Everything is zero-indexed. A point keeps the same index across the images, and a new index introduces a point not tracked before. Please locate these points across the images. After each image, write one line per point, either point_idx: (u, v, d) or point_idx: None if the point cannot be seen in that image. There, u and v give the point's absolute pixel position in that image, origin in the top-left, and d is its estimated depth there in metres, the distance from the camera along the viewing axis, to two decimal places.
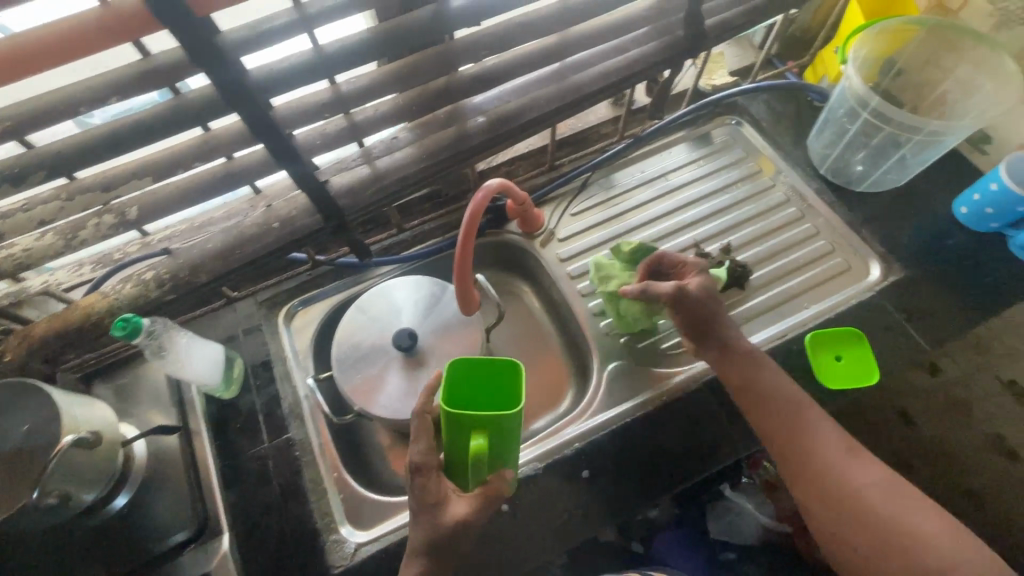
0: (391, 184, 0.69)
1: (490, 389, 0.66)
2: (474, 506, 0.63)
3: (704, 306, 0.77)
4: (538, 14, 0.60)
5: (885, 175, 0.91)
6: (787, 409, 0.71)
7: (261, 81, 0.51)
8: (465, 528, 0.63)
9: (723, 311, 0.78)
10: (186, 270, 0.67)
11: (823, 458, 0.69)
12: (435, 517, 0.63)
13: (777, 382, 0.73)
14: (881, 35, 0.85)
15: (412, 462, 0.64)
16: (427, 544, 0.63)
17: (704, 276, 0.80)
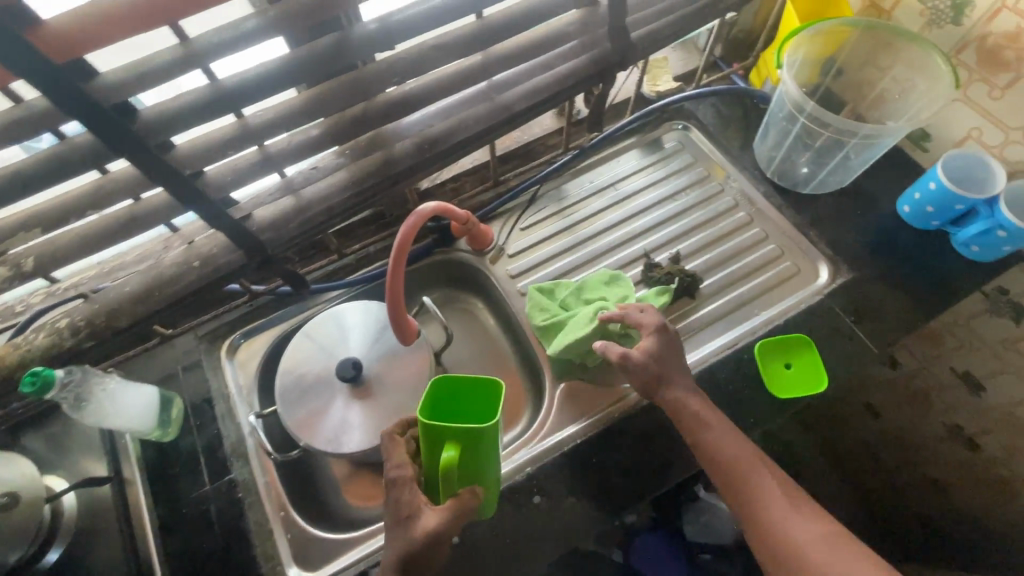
0: (318, 214, 0.66)
1: (471, 404, 0.64)
2: (448, 519, 0.59)
3: (655, 365, 0.72)
4: (454, 36, 0.58)
5: (829, 176, 0.91)
6: (738, 468, 0.68)
7: (152, 122, 0.49)
8: (437, 543, 0.59)
9: (678, 372, 0.73)
10: (102, 316, 0.64)
11: (778, 520, 0.65)
12: (406, 531, 0.59)
13: (728, 439, 0.69)
14: (816, 37, 0.85)
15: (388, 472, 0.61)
16: (396, 560, 0.59)
17: (658, 338, 0.74)
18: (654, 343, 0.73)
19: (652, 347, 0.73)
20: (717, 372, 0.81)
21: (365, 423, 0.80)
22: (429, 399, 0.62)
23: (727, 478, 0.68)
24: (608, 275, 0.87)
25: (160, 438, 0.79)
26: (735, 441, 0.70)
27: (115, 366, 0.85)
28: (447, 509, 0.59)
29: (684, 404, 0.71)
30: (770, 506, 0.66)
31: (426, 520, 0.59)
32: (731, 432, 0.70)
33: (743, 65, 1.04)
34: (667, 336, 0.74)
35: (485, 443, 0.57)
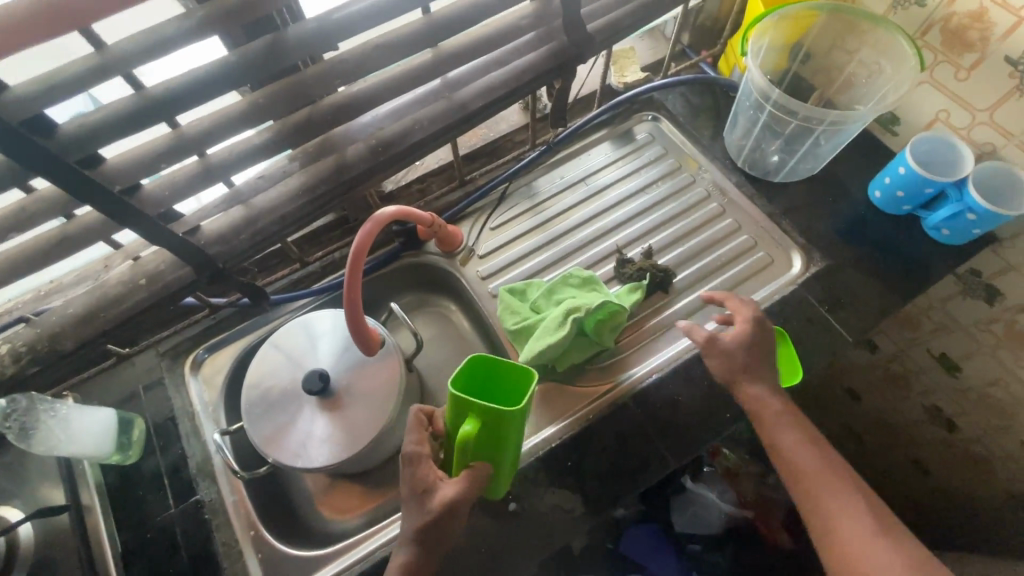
0: (270, 224, 0.64)
1: (501, 387, 0.66)
2: (464, 491, 0.61)
3: (743, 357, 0.72)
4: (400, 33, 0.56)
5: (800, 164, 0.90)
6: (816, 478, 0.67)
7: (73, 137, 0.46)
8: (450, 514, 0.61)
9: (764, 369, 0.72)
10: (45, 340, 0.61)
11: (847, 532, 0.64)
12: (421, 504, 0.61)
13: (809, 448, 0.69)
14: (781, 22, 0.83)
15: (404, 449, 0.63)
16: (413, 531, 0.61)
17: (755, 327, 0.73)
18: (745, 334, 0.73)
19: (742, 337, 0.73)
20: (691, 367, 0.80)
21: (335, 436, 0.77)
22: (467, 375, 0.64)
23: (802, 486, 0.67)
24: (580, 276, 0.85)
25: (121, 461, 0.76)
26: (815, 450, 0.69)
27: (72, 388, 0.82)
28: (461, 483, 0.61)
29: (766, 404, 0.70)
30: (848, 522, 0.64)
31: (442, 492, 0.61)
32: (813, 441, 0.69)
33: (711, 53, 1.02)
34: (761, 329, 0.74)
35: (506, 424, 0.58)
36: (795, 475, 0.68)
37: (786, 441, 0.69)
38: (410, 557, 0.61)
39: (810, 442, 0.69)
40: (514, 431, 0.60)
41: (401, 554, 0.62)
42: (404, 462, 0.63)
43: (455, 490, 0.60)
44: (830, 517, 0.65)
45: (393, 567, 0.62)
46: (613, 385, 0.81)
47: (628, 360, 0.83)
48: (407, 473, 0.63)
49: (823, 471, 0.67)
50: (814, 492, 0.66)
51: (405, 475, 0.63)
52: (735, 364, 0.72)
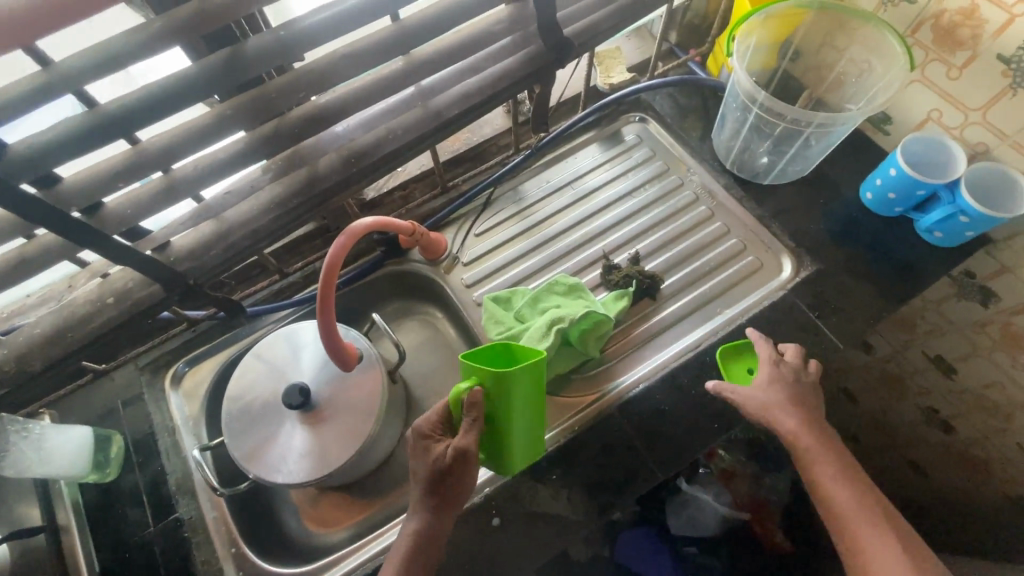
0: (241, 240, 0.62)
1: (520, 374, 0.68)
2: (471, 442, 0.63)
3: (778, 394, 0.69)
4: (366, 43, 0.54)
5: (789, 166, 0.88)
6: (859, 517, 0.64)
7: (23, 158, 0.44)
8: (454, 472, 0.64)
9: (802, 399, 0.69)
10: (11, 361, 0.59)
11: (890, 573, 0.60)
12: (432, 467, 0.64)
13: (852, 484, 0.66)
14: (768, 21, 0.81)
15: (413, 425, 0.66)
16: (426, 494, 0.64)
17: (785, 366, 0.71)
18: (776, 371, 0.71)
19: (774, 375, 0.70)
20: (679, 377, 0.78)
21: (315, 451, 0.75)
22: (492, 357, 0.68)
23: (848, 525, 0.64)
24: (565, 284, 0.83)
25: (99, 479, 0.75)
26: (859, 487, 0.66)
27: (50, 404, 0.81)
28: (469, 433, 0.63)
29: (805, 439, 0.67)
30: (904, 565, 0.60)
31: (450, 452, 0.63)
32: (855, 475, 0.67)
33: (699, 51, 0.99)
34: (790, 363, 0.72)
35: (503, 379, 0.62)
36: (840, 514, 0.65)
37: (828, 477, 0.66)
38: (425, 521, 0.64)
39: (852, 478, 0.66)
40: (511, 395, 0.63)
41: (414, 521, 0.65)
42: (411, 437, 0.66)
43: (462, 442, 0.63)
44: (881, 561, 0.61)
45: (406, 534, 0.64)
46: (599, 395, 0.79)
47: (615, 369, 0.81)
48: (417, 445, 0.65)
49: (868, 508, 0.64)
50: (863, 532, 0.63)
51: (414, 448, 0.66)
52: (773, 398, 0.69)
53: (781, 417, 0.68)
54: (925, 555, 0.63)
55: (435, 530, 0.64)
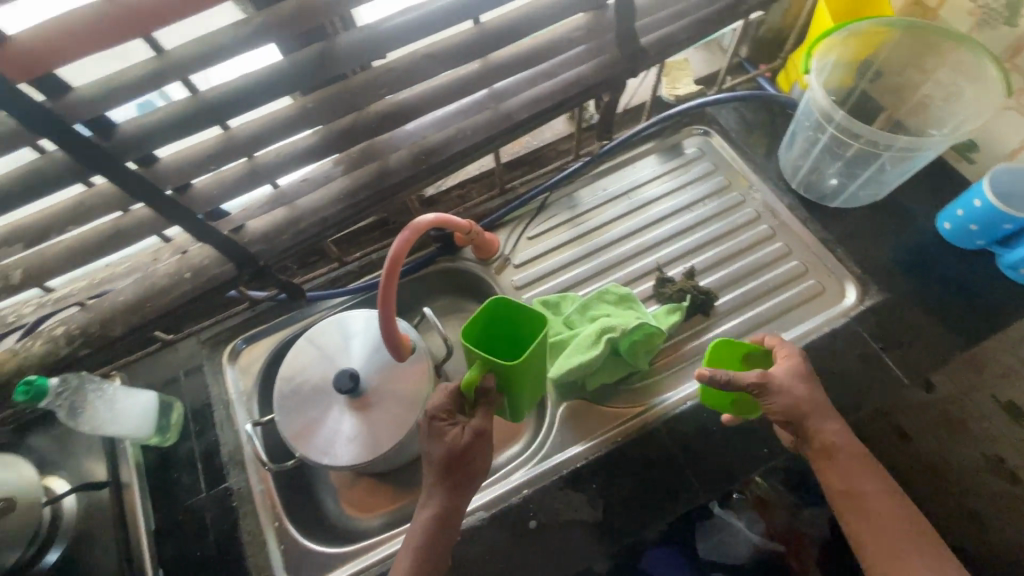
0: (310, 226, 0.65)
1: (515, 330, 0.70)
2: (488, 423, 0.64)
3: (812, 392, 0.66)
4: (448, 45, 0.55)
5: (859, 190, 0.85)
6: (891, 520, 0.62)
7: (130, 137, 0.47)
8: (469, 455, 0.63)
9: (825, 399, 0.67)
10: (97, 324, 0.64)
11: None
12: (449, 450, 0.63)
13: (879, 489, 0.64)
14: (850, 39, 0.78)
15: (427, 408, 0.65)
16: (440, 478, 0.64)
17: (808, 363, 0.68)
18: (803, 368, 0.68)
19: (803, 371, 0.67)
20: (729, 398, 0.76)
21: (361, 437, 0.77)
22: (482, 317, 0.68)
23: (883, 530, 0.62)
24: (616, 293, 0.82)
25: (160, 443, 0.79)
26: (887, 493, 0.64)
27: (119, 368, 0.86)
28: (484, 413, 0.65)
29: (838, 440, 0.65)
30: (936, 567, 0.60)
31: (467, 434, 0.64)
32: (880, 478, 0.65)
33: (770, 67, 0.97)
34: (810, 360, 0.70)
35: (514, 368, 0.63)
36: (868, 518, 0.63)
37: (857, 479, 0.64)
38: (441, 506, 0.63)
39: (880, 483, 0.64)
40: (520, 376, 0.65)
41: (431, 506, 0.64)
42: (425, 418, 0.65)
43: (480, 423, 0.64)
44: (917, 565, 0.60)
45: (424, 521, 0.64)
46: (644, 409, 0.78)
47: (662, 384, 0.80)
48: (430, 428, 0.65)
49: (896, 512, 0.63)
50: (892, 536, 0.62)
51: (426, 430, 0.65)
52: (804, 395, 0.65)
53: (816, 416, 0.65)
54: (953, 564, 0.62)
55: (452, 514, 0.64)
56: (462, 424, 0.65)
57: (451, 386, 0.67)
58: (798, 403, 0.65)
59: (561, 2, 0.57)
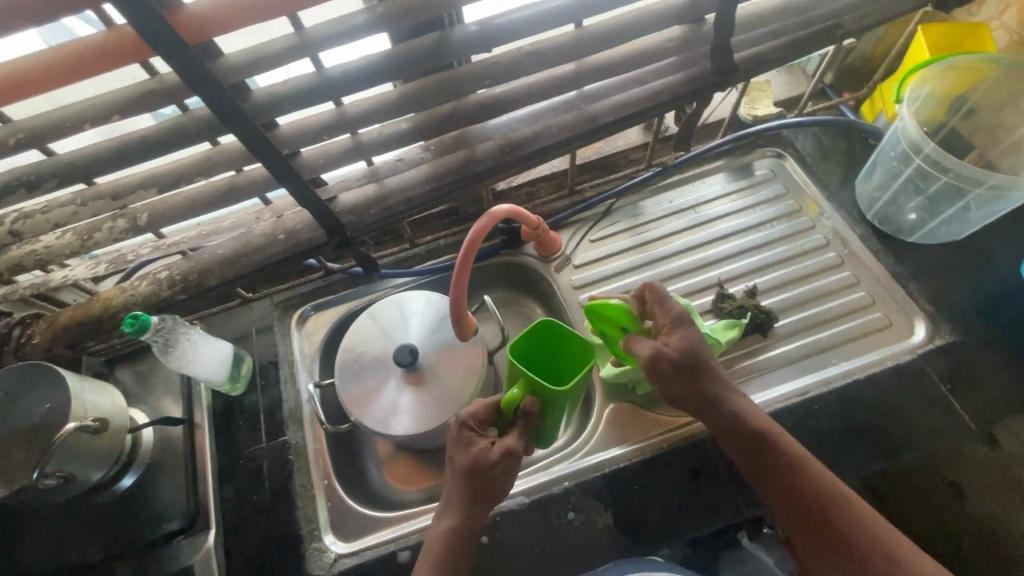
0: (396, 204, 0.68)
1: (561, 357, 0.72)
2: (518, 444, 0.64)
3: (691, 365, 0.67)
4: (548, 45, 0.58)
5: (940, 227, 0.82)
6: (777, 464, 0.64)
7: (262, 102, 0.53)
8: (495, 473, 0.63)
9: (705, 370, 0.67)
10: (196, 273, 0.70)
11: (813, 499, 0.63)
12: (474, 461, 0.63)
13: (788, 460, 0.64)
14: (946, 72, 0.77)
15: (459, 415, 0.67)
16: (462, 490, 0.64)
17: (683, 330, 0.68)
18: (682, 338, 0.68)
19: (683, 341, 0.67)
20: (782, 421, 0.75)
21: (414, 410, 0.81)
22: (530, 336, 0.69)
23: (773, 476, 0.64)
24: None
25: (229, 391, 0.84)
26: (797, 462, 0.64)
27: (200, 319, 0.93)
28: (515, 432, 0.65)
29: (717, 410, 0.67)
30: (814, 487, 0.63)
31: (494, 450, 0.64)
32: (788, 446, 0.65)
33: (855, 96, 0.96)
34: (692, 327, 0.69)
35: (555, 395, 0.63)
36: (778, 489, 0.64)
37: (764, 452, 0.65)
38: (459, 519, 0.64)
39: (789, 453, 0.65)
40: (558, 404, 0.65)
41: (449, 517, 0.65)
42: (455, 427, 0.67)
43: (510, 442, 0.64)
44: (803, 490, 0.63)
45: (440, 531, 0.65)
46: (692, 421, 0.78)
47: None
48: (458, 437, 0.66)
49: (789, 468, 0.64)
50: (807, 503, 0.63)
51: (454, 438, 0.66)
52: (681, 375, 0.67)
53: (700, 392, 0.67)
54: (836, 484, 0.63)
55: (469, 528, 0.64)
56: (492, 439, 0.65)
57: (491, 401, 0.68)
58: (679, 379, 0.67)
59: (661, 14, 0.59)
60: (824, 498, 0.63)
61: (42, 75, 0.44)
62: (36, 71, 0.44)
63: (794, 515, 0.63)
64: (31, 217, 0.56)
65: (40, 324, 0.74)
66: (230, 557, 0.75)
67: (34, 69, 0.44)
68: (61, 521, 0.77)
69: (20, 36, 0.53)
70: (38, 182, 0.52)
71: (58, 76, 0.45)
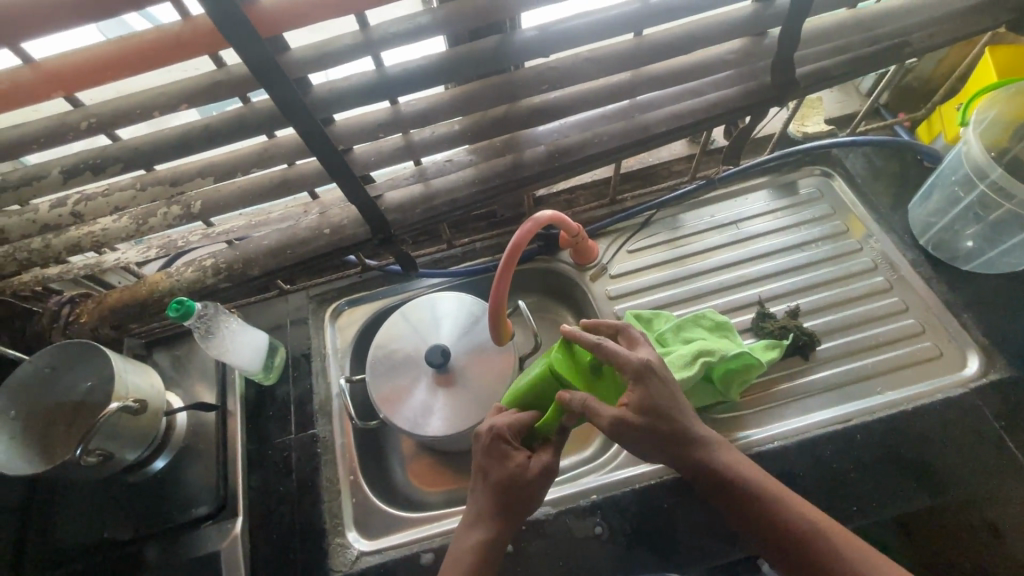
0: (441, 205, 0.68)
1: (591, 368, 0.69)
2: (554, 461, 0.65)
3: (654, 425, 0.61)
4: (606, 53, 0.58)
5: (999, 257, 0.79)
6: (747, 505, 0.61)
7: (322, 97, 0.53)
8: (531, 489, 0.63)
9: (666, 424, 0.61)
10: (240, 262, 0.71)
11: (791, 540, 0.59)
12: (510, 475, 0.63)
13: (762, 504, 0.61)
14: (1015, 97, 0.75)
15: (495, 426, 0.66)
16: (495, 504, 0.63)
17: (643, 383, 0.61)
18: (642, 395, 0.61)
19: (643, 398, 0.61)
20: (822, 448, 0.72)
21: (443, 412, 0.80)
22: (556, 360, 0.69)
23: (747, 517, 0.61)
24: (713, 320, 0.81)
25: (260, 380, 0.85)
26: (767, 503, 0.60)
27: (238, 307, 0.95)
28: (551, 448, 0.66)
29: (680, 456, 0.62)
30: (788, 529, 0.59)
31: (532, 465, 0.64)
32: (762, 486, 0.62)
33: (911, 117, 0.93)
34: (655, 379, 0.62)
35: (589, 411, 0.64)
36: (750, 524, 0.61)
37: (737, 499, 0.62)
38: (492, 532, 0.63)
39: (763, 499, 0.61)
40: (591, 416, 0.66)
41: (479, 530, 0.63)
42: (488, 438, 0.66)
43: (548, 458, 0.64)
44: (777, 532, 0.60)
45: (469, 545, 0.63)
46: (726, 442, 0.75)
47: (747, 420, 0.77)
48: (493, 449, 0.65)
49: (762, 511, 0.60)
50: (786, 547, 0.59)
51: (488, 450, 0.65)
52: (642, 433, 0.60)
53: (668, 448, 0.62)
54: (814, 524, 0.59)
55: (501, 542, 0.63)
56: (527, 453, 0.65)
57: (525, 415, 0.67)
58: (643, 442, 0.61)
59: (724, 26, 0.58)
60: (802, 541, 0.59)
61: (118, 63, 0.45)
62: (115, 59, 0.45)
63: (776, 555, 0.60)
64: (93, 200, 0.58)
65: (88, 303, 0.76)
66: (254, 545, 0.75)
67: (112, 57, 0.45)
68: (95, 498, 0.79)
69: (83, 28, 0.56)
70: (103, 166, 0.53)
71: (133, 63, 0.46)
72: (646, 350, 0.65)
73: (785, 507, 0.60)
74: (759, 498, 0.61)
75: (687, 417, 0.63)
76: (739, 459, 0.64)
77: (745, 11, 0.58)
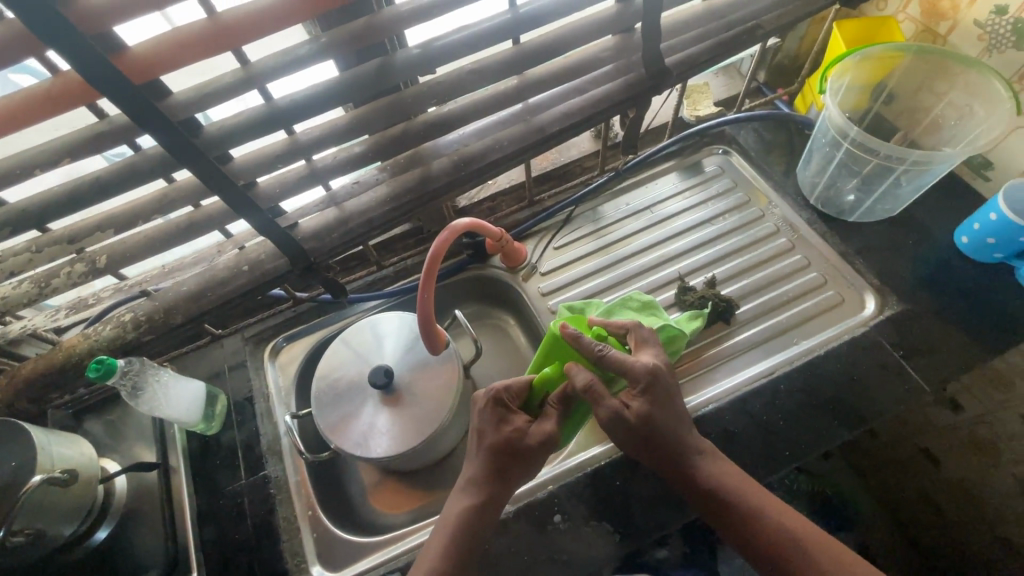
0: (357, 227, 0.69)
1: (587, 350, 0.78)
2: (555, 431, 0.67)
3: (649, 431, 0.64)
4: (487, 63, 0.61)
5: (876, 205, 0.88)
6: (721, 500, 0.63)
7: (213, 136, 0.54)
8: (526, 455, 0.66)
9: (660, 429, 0.64)
10: (160, 313, 0.69)
11: (756, 529, 0.61)
12: (506, 440, 0.66)
13: (728, 499, 0.63)
14: (864, 62, 0.82)
15: (494, 390, 0.69)
16: (488, 467, 0.65)
17: (649, 392, 0.64)
18: (643, 403, 0.64)
19: (643, 406, 0.64)
20: (752, 402, 0.77)
21: (393, 431, 0.80)
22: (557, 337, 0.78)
23: (719, 511, 0.63)
24: (639, 300, 0.85)
25: (204, 430, 0.83)
26: (732, 496, 0.63)
27: (171, 360, 0.92)
28: (554, 418, 0.68)
29: (664, 458, 0.65)
30: (755, 522, 0.62)
31: (532, 431, 0.67)
32: (733, 485, 0.64)
33: (788, 91, 1.02)
34: (657, 387, 0.65)
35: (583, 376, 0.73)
36: (720, 520, 0.64)
37: (717, 504, 0.63)
38: (480, 498, 0.64)
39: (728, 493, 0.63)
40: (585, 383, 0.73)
41: (469, 497, 0.65)
42: (490, 400, 0.69)
43: (549, 429, 0.67)
44: (744, 524, 0.62)
45: (456, 510, 0.64)
46: None
47: (683, 388, 0.81)
48: (491, 412, 0.68)
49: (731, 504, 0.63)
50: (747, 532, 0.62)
51: (487, 414, 0.68)
52: (636, 434, 0.64)
53: (653, 449, 0.65)
54: (777, 516, 0.62)
55: (488, 510, 0.64)
56: (527, 419, 0.69)
57: (525, 380, 0.73)
58: (632, 443, 0.65)
59: (593, 27, 0.63)
60: (760, 525, 0.61)
61: None
62: None
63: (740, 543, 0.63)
64: None
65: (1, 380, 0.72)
66: None
67: None
68: None
69: None
70: None
71: (5, 124, 0.45)
72: (650, 355, 0.68)
73: (752, 502, 0.63)
74: (731, 493, 0.63)
75: (680, 425, 0.65)
76: (721, 461, 0.66)
77: (609, 11, 0.63)
